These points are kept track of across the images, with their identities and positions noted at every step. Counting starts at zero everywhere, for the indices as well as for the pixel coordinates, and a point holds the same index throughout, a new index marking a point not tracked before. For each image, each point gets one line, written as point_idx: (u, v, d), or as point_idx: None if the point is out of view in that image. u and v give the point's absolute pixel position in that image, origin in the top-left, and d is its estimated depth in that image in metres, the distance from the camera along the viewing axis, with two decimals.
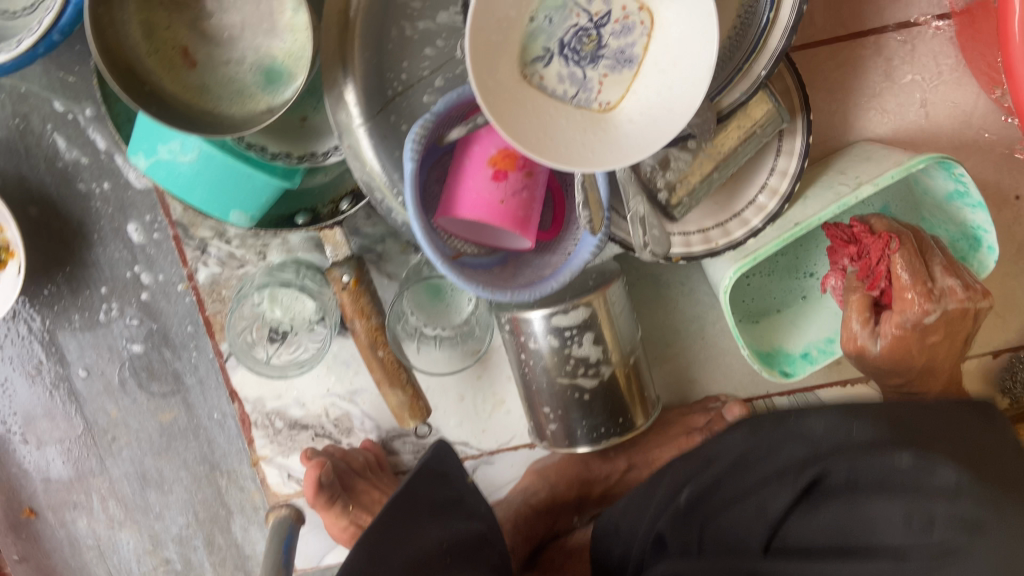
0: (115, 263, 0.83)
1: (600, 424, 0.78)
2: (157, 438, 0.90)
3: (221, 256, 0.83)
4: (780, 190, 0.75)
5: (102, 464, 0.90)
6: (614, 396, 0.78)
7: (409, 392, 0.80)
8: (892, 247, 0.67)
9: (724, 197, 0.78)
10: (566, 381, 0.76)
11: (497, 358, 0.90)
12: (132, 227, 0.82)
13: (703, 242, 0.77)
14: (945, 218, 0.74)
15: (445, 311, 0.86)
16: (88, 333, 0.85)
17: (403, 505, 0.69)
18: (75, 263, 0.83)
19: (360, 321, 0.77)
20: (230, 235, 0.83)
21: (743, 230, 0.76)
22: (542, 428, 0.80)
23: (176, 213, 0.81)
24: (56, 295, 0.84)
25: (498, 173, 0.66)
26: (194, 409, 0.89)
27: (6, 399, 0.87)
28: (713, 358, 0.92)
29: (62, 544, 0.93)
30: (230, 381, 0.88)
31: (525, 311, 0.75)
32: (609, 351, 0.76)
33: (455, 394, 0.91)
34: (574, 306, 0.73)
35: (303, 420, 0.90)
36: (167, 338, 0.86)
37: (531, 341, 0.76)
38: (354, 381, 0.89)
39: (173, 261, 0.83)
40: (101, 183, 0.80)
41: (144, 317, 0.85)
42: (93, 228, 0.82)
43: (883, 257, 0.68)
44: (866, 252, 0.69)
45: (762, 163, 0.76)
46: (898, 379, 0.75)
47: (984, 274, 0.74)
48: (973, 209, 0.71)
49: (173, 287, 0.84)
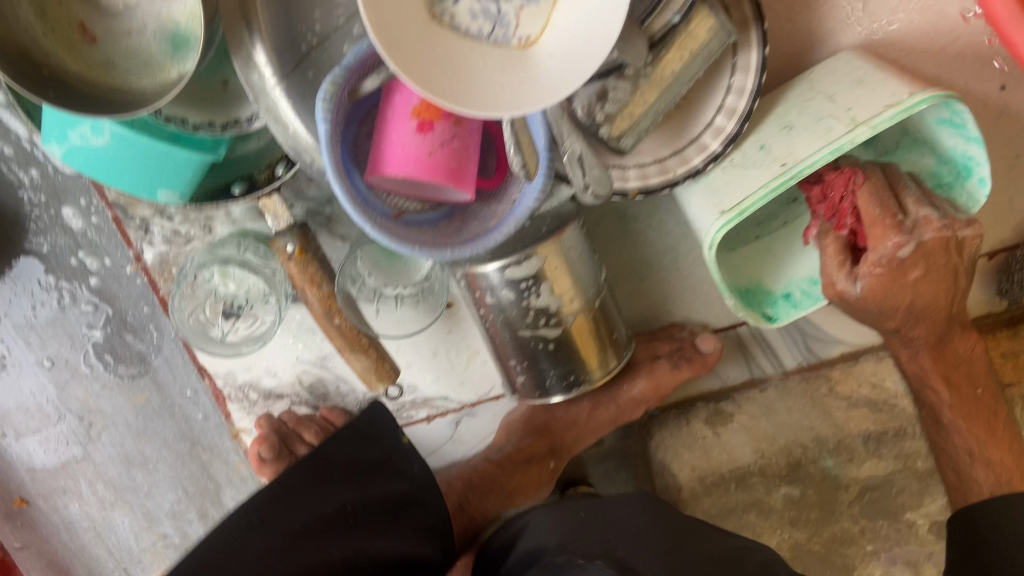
0: (59, 251, 0.80)
1: (566, 372, 0.75)
2: (134, 420, 0.89)
3: (166, 233, 0.80)
4: (738, 108, 0.69)
5: (85, 450, 0.90)
6: (580, 342, 0.75)
7: (372, 355, 0.78)
8: (855, 182, 0.63)
9: (679, 124, 0.72)
10: (528, 333, 0.73)
11: (465, 311, 0.87)
12: (69, 213, 0.79)
13: (660, 172, 0.73)
14: (927, 141, 0.65)
15: (404, 270, 0.82)
16: (47, 323, 0.84)
17: (315, 470, 0.77)
18: (20, 255, 0.81)
19: (311, 290, 0.74)
20: (171, 211, 0.80)
21: (704, 157, 0.71)
22: (512, 380, 0.78)
23: (112, 195, 0.78)
24: (8, 288, 0.82)
25: (424, 123, 0.61)
26: (165, 388, 0.88)
27: None
28: (691, 289, 0.88)
29: (59, 529, 0.94)
30: (197, 358, 0.86)
31: (478, 264, 0.71)
32: (570, 298, 0.73)
33: (427, 351, 0.89)
34: (527, 256, 0.70)
35: (276, 389, 0.89)
36: (125, 321, 0.84)
37: (487, 294, 0.72)
38: (322, 347, 0.87)
39: (118, 243, 0.81)
40: (30, 171, 0.77)
41: (99, 302, 0.83)
42: (31, 217, 0.79)
43: (845, 192, 0.64)
44: (829, 190, 0.65)
45: (716, 83, 0.70)
46: (894, 321, 0.68)
47: (973, 208, 0.65)
48: (965, 139, 0.62)
49: (123, 270, 0.82)
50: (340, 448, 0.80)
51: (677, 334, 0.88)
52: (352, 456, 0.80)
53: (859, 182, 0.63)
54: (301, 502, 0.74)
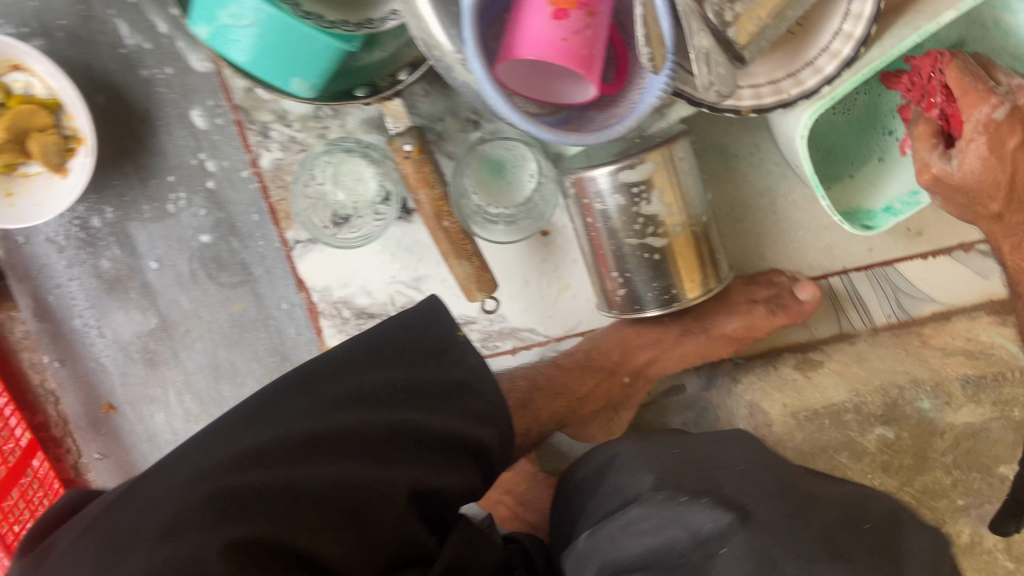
0: (181, 151, 0.84)
1: (669, 288, 0.76)
2: (229, 329, 0.91)
3: (283, 140, 0.84)
4: (855, 34, 0.69)
5: (177, 357, 0.92)
6: (686, 258, 0.75)
7: (476, 263, 0.79)
8: (940, 64, 0.67)
9: (794, 50, 0.74)
10: (635, 242, 0.74)
11: (559, 240, 0.88)
12: (195, 114, 0.82)
13: (775, 93, 0.74)
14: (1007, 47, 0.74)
15: (507, 189, 0.84)
16: (158, 223, 0.86)
17: (355, 356, 0.65)
18: (143, 153, 0.84)
19: (424, 191, 0.76)
20: (291, 118, 0.83)
21: (817, 79, 0.72)
22: (611, 297, 0.79)
23: (237, 97, 0.82)
24: (125, 185, 0.85)
25: (559, 10, 0.64)
26: (263, 299, 0.90)
27: (82, 294, 0.89)
28: (786, 233, 0.89)
29: (141, 439, 0.95)
30: (297, 270, 0.89)
31: (590, 169, 0.73)
32: (679, 210, 0.74)
33: (519, 281, 0.90)
34: (640, 160, 0.72)
35: (369, 309, 0.90)
36: (234, 226, 0.87)
37: (597, 201, 0.74)
38: (418, 268, 0.89)
39: (237, 147, 0.84)
40: (164, 69, 0.81)
41: (211, 205, 0.86)
42: (158, 115, 0.82)
43: (932, 76, 0.69)
44: (917, 76, 0.70)
45: (834, 7, 0.71)
46: (997, 204, 0.68)
47: None
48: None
49: (238, 174, 0.85)
50: (387, 331, 0.67)
51: (777, 280, 0.88)
52: (348, 378, 0.63)
53: (943, 63, 0.67)
54: (340, 379, 0.63)
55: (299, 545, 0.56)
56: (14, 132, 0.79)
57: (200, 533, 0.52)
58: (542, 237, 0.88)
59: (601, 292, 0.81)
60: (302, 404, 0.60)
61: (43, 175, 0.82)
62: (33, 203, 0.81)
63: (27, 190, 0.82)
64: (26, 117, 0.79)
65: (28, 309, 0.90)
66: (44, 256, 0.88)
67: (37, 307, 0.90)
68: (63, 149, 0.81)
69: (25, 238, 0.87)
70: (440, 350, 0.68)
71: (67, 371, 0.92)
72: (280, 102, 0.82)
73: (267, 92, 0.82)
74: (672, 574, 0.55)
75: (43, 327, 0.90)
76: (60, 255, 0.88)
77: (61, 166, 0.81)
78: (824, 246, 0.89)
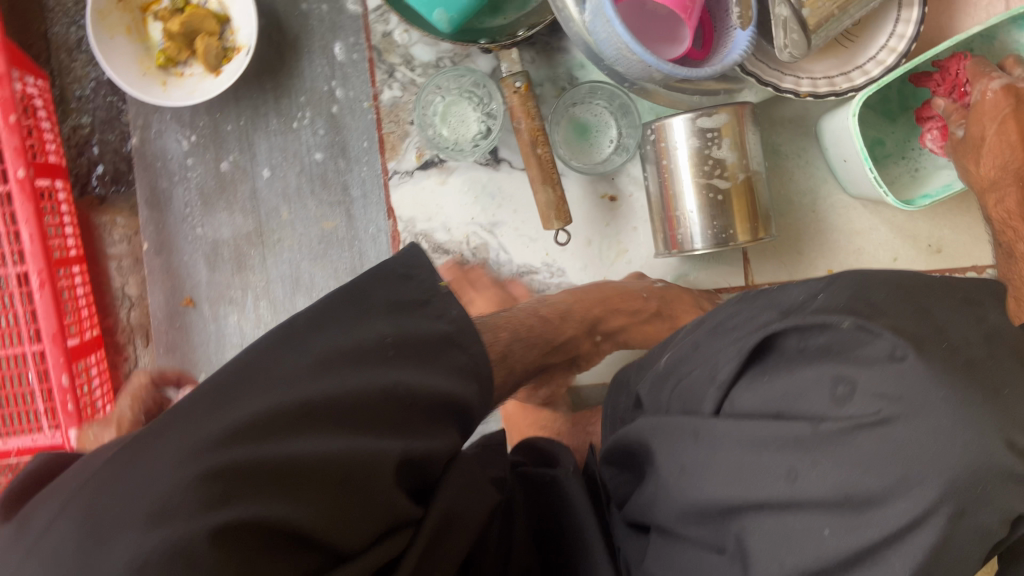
0: (316, 77, 0.98)
1: (727, 229, 0.86)
2: (316, 244, 1.00)
3: (404, 81, 0.98)
4: (898, 48, 0.87)
5: (263, 263, 1.00)
6: (745, 204, 0.87)
7: (559, 192, 0.90)
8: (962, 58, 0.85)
9: (846, 57, 0.90)
10: (701, 182, 0.86)
11: (625, 208, 1.00)
12: (337, 47, 0.97)
13: (829, 85, 0.89)
14: None
15: (588, 149, 0.98)
16: (280, 136, 0.98)
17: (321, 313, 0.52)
18: (283, 74, 0.98)
19: (526, 120, 0.90)
20: (416, 63, 0.98)
21: (864, 78, 0.89)
22: (672, 237, 0.90)
23: (375, 39, 0.97)
24: (261, 99, 0.98)
25: None
26: (354, 221, 1.00)
27: (195, 191, 1.00)
28: (824, 234, 1.00)
29: (209, 339, 1.01)
30: (390, 199, 1.00)
31: (670, 117, 0.87)
32: (742, 161, 0.86)
33: (583, 239, 1.00)
34: (716, 111, 0.85)
35: (446, 244, 1.01)
36: (345, 149, 0.99)
37: (673, 145, 0.87)
38: (496, 214, 1.00)
39: (364, 81, 0.98)
40: (321, 6, 0.97)
41: (330, 128, 0.99)
42: (305, 44, 0.97)
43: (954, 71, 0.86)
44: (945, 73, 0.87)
45: (881, 24, 0.88)
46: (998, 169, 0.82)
47: None
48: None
49: (359, 104, 0.98)
50: (372, 282, 0.56)
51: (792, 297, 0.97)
52: (335, 335, 0.51)
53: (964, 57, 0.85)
54: (307, 335, 0.50)
55: (292, 515, 0.43)
56: (186, 31, 0.92)
57: (189, 520, 0.40)
58: (609, 202, 1.00)
59: (662, 235, 0.92)
60: (237, 386, 0.45)
61: (197, 74, 0.95)
62: (186, 92, 0.94)
63: (180, 84, 0.95)
64: (199, 20, 0.92)
65: (143, 198, 1.00)
66: (172, 152, 0.99)
67: (152, 197, 1.00)
68: (222, 54, 0.94)
69: (160, 133, 0.99)
70: (428, 299, 0.58)
71: (161, 260, 1.00)
72: (410, 49, 0.97)
73: (401, 38, 0.97)
74: (763, 358, 0.47)
75: (152, 214, 1.00)
76: (187, 151, 0.99)
77: (216, 67, 0.94)
78: (856, 249, 1.00)
